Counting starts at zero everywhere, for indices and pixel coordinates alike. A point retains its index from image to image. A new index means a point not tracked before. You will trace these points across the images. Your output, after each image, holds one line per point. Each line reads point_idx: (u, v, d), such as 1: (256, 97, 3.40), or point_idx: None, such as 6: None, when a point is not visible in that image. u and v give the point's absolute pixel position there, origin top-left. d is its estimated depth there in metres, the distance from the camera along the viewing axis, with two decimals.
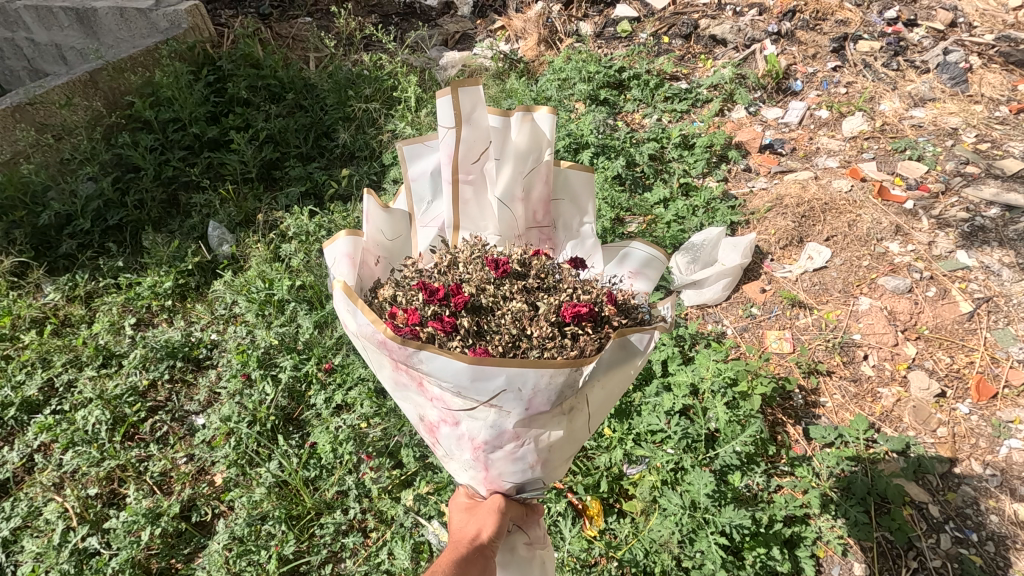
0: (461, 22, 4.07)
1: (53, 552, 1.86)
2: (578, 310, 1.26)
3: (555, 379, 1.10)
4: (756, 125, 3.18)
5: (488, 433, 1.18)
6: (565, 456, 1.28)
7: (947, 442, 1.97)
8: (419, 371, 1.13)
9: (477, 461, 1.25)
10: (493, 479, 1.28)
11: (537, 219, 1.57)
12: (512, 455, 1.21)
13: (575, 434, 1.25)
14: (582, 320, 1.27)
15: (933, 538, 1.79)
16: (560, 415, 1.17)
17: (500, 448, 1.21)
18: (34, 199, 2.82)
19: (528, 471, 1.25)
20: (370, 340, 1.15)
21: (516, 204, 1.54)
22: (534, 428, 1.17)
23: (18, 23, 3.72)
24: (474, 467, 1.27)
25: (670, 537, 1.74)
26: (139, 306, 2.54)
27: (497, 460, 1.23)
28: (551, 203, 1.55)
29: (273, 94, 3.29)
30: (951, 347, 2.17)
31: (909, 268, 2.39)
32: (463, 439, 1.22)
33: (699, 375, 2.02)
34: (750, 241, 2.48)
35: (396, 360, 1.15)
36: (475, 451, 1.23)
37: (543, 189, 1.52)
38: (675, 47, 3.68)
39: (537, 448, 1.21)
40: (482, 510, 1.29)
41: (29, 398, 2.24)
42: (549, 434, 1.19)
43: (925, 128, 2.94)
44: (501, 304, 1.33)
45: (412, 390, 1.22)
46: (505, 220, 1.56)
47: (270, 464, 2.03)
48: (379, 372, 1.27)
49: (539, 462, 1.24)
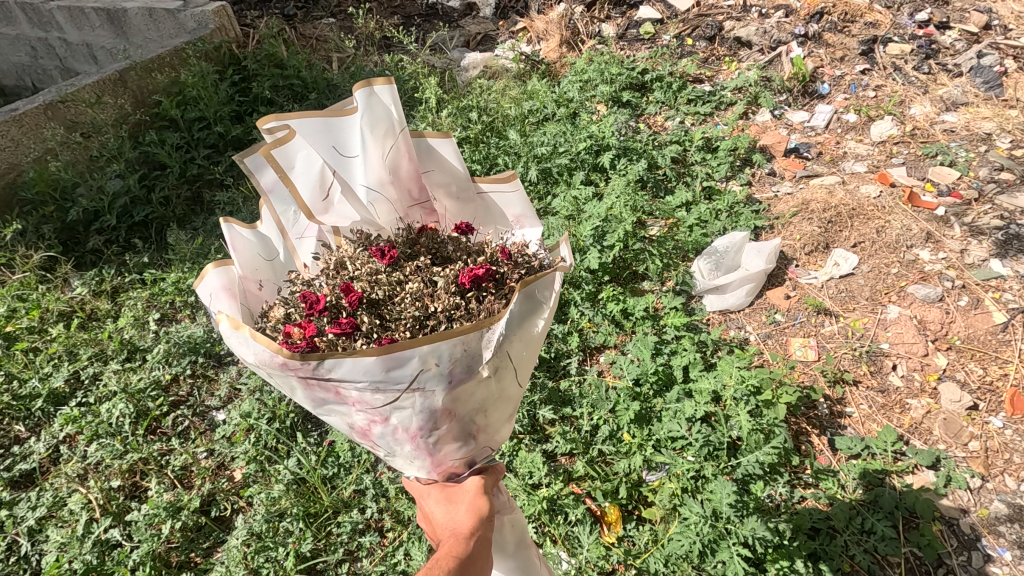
0: (483, 23, 4.08)
1: (76, 542, 1.87)
2: (376, 254, 1.10)
3: (469, 348, 0.93)
4: (781, 129, 3.13)
5: (421, 420, 0.98)
6: (504, 416, 1.11)
7: (979, 457, 1.91)
8: (331, 383, 0.90)
9: (407, 450, 1.03)
10: (444, 461, 1.07)
11: (412, 193, 1.25)
12: (449, 437, 1.02)
13: (510, 396, 1.09)
14: (482, 285, 1.04)
15: (964, 555, 1.74)
16: (483, 382, 0.99)
17: (435, 432, 1.00)
18: (63, 195, 2.88)
19: (462, 447, 1.06)
20: (266, 366, 0.90)
21: (387, 186, 1.22)
22: (460, 402, 0.98)
23: (51, 23, 3.80)
24: (410, 458, 1.05)
25: (690, 548, 1.67)
26: (163, 302, 2.58)
27: (431, 448, 1.03)
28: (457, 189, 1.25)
29: (295, 93, 3.33)
30: (984, 358, 2.11)
31: (940, 277, 2.33)
32: (395, 434, 1.00)
33: (721, 383, 1.98)
34: (775, 245, 2.45)
35: (307, 378, 0.90)
36: (413, 442, 1.01)
37: (410, 165, 1.21)
38: (699, 49, 3.65)
39: (476, 431, 1.05)
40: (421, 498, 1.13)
41: (56, 390, 2.27)
42: (479, 400, 1.00)
43: (957, 133, 2.86)
44: (397, 290, 1.06)
45: (331, 406, 0.97)
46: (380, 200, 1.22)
47: (288, 461, 2.04)
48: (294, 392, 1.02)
49: (474, 433, 1.05)
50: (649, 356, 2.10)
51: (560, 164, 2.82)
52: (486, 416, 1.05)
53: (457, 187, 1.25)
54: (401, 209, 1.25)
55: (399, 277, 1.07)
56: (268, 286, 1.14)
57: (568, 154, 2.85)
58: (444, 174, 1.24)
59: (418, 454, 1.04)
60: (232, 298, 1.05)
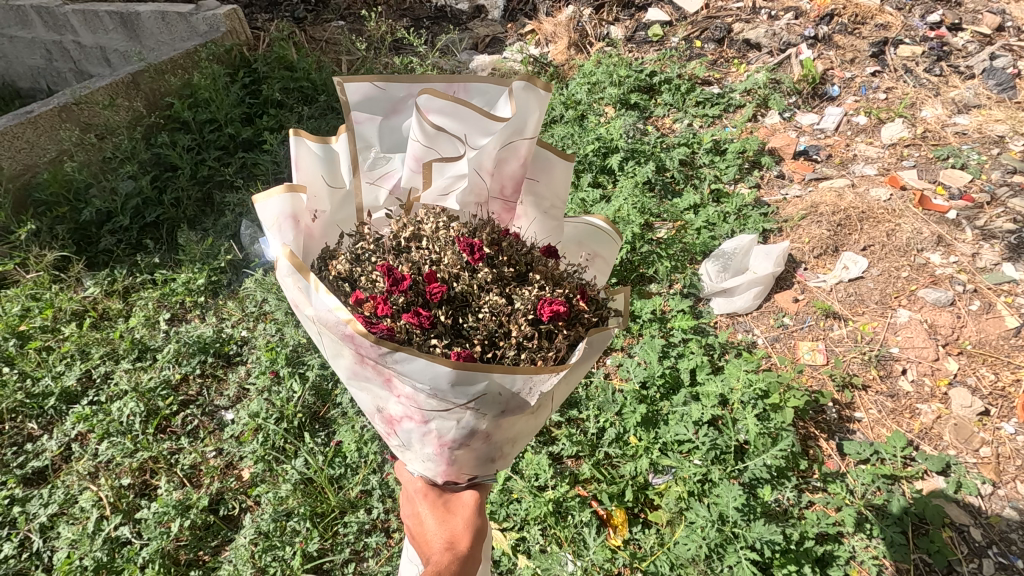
0: (492, 26, 4.09)
1: (86, 539, 1.89)
2: (464, 246, 1.06)
3: (533, 388, 0.95)
4: (790, 131, 3.12)
5: (459, 432, 0.99)
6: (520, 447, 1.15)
7: (990, 462, 1.90)
8: (390, 370, 0.92)
9: (436, 455, 1.05)
10: (455, 473, 1.09)
11: (505, 192, 1.27)
12: (474, 452, 1.05)
13: (533, 428, 1.13)
14: (559, 320, 1.02)
15: (975, 562, 1.72)
16: (526, 415, 1.02)
17: (465, 445, 1.02)
18: (76, 195, 2.91)
19: (484, 464, 1.09)
20: (330, 332, 0.92)
21: (485, 175, 1.21)
22: (502, 426, 1.01)
23: (66, 26, 3.85)
24: (430, 461, 1.07)
25: (697, 551, 1.67)
26: (173, 302, 2.61)
27: (456, 457, 1.05)
28: (552, 208, 1.30)
29: (305, 96, 3.36)
30: (996, 363, 2.09)
31: (952, 281, 2.31)
32: (426, 437, 1.02)
33: (729, 386, 1.97)
34: (784, 249, 2.42)
35: (363, 355, 0.93)
36: (437, 448, 1.03)
37: (519, 167, 1.22)
38: (707, 51, 3.64)
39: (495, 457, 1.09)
40: (416, 500, 1.16)
41: (68, 388, 2.30)
42: (516, 428, 1.04)
43: (969, 136, 2.84)
44: (475, 294, 1.04)
45: (374, 385, 1.00)
46: (469, 187, 1.23)
47: (296, 461, 2.06)
48: (333, 359, 1.03)
49: (498, 454, 1.09)
50: (656, 359, 2.10)
51: None
52: (510, 444, 1.09)
53: (550, 203, 1.29)
54: (484, 199, 1.26)
55: (480, 280, 1.05)
56: (320, 216, 1.14)
57: (575, 156, 2.85)
58: (543, 186, 1.27)
59: (435, 459, 1.06)
60: (294, 229, 1.04)
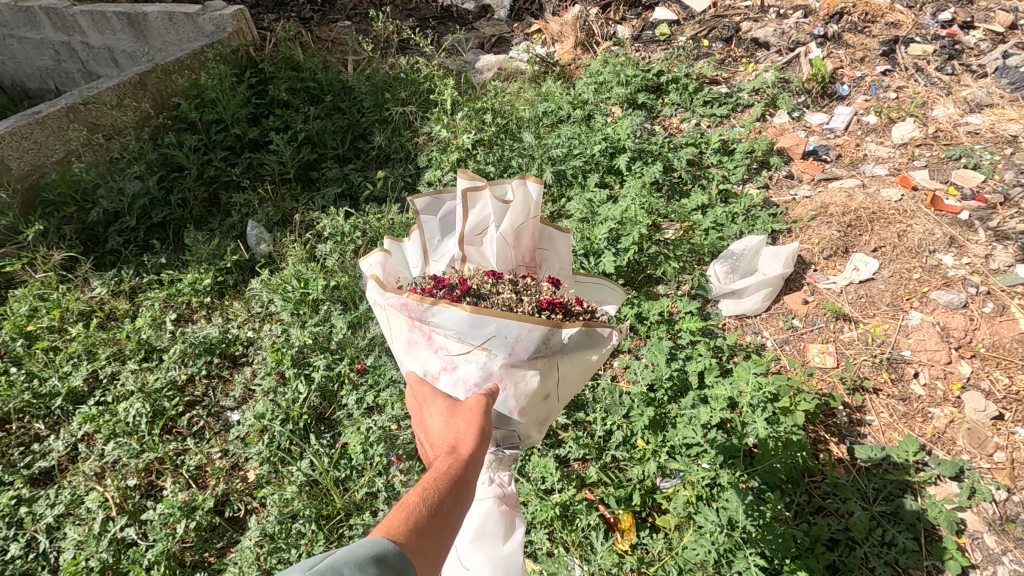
0: (498, 26, 4.08)
1: (93, 540, 1.88)
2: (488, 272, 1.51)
3: (532, 334, 1.29)
4: (799, 131, 3.09)
5: (479, 376, 1.35)
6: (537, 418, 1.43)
7: (1005, 468, 1.85)
8: (429, 324, 1.34)
9: None
10: None
11: (525, 261, 1.68)
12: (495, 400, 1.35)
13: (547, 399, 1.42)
14: (555, 309, 1.44)
15: (989, 570, 1.68)
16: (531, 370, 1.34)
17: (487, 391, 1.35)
18: (84, 196, 2.92)
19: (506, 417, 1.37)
20: (392, 306, 1.39)
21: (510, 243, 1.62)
22: (515, 375, 1.34)
23: (73, 27, 3.86)
24: None
25: (705, 556, 1.64)
26: (179, 302, 2.60)
27: None
28: (563, 269, 1.70)
29: (311, 96, 3.36)
30: (1010, 366, 2.04)
31: (964, 283, 2.28)
32: (454, 383, 1.37)
33: (738, 390, 1.95)
34: (793, 250, 2.39)
35: (412, 317, 1.37)
36: (465, 393, 1.36)
37: (531, 239, 1.65)
38: (715, 50, 3.61)
39: (505, 413, 1.36)
40: (426, 405, 1.30)
41: (75, 388, 2.30)
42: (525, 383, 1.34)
43: (981, 135, 2.79)
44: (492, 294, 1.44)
45: (420, 349, 1.41)
46: (502, 256, 1.62)
47: (301, 463, 2.06)
48: (396, 339, 1.47)
49: (517, 410, 1.38)
50: (664, 361, 2.08)
51: (574, 166, 2.81)
52: (526, 403, 1.38)
53: (560, 266, 1.69)
54: (513, 265, 1.66)
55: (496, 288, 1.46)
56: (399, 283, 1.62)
57: (582, 157, 2.84)
58: (553, 254, 1.69)
59: None
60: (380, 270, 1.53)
